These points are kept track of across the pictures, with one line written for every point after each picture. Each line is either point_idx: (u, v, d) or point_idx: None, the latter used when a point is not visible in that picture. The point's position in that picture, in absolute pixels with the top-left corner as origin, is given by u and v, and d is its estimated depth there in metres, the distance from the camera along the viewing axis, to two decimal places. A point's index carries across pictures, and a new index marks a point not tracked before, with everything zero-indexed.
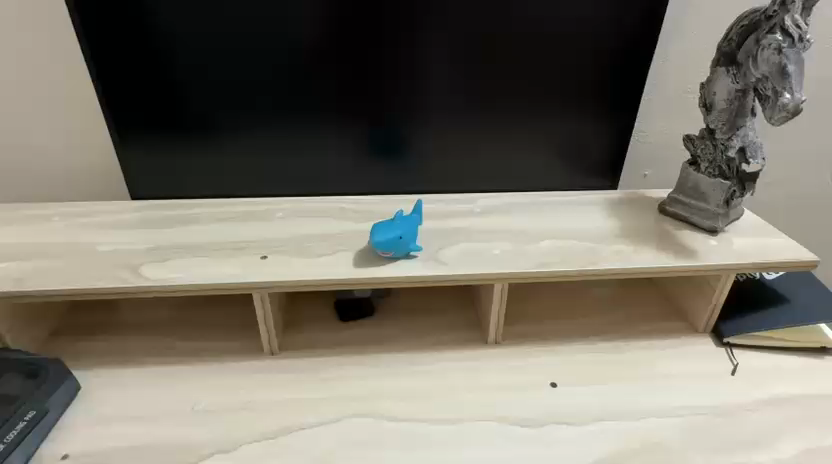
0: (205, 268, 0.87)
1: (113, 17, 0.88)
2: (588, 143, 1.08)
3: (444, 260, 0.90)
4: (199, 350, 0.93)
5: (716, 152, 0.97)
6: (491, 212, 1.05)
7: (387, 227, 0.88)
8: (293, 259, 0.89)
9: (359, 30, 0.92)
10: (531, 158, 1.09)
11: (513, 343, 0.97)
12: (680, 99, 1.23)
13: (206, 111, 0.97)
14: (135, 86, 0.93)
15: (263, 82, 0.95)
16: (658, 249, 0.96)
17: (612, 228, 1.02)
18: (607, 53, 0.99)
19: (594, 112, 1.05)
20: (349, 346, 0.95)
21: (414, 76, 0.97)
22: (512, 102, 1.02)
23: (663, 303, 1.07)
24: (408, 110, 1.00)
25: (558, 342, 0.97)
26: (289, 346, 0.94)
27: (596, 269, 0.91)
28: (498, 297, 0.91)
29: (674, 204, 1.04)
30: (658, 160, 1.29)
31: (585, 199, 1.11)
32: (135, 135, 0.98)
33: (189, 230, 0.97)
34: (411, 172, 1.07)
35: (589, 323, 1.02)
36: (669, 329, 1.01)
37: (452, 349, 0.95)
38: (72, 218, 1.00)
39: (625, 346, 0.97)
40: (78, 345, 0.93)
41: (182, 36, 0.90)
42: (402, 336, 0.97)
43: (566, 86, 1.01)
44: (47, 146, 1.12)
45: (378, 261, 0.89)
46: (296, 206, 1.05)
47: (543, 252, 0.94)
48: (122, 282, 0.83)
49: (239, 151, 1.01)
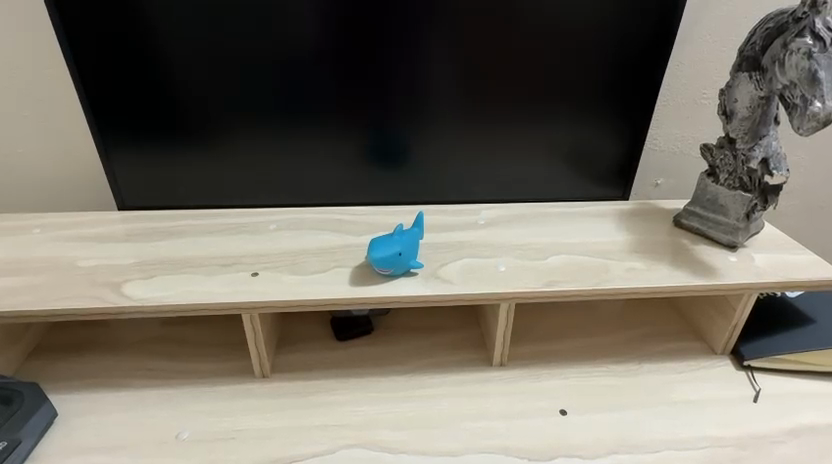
0: (191, 285, 0.82)
1: (96, 16, 0.82)
2: (599, 151, 1.03)
3: (447, 278, 0.84)
4: (187, 371, 0.88)
5: (736, 162, 0.91)
6: (497, 224, 1.00)
7: (386, 242, 0.83)
8: (285, 276, 0.84)
9: (358, 30, 0.87)
10: (540, 166, 1.03)
11: (520, 365, 0.91)
12: (696, 105, 1.16)
13: (194, 117, 0.91)
14: (121, 90, 0.88)
15: (255, 85, 0.90)
16: (674, 266, 0.90)
17: (625, 242, 0.97)
18: (620, 56, 0.93)
19: (606, 118, 0.99)
20: (346, 367, 0.89)
21: (417, 78, 0.92)
22: (520, 106, 0.96)
23: (678, 322, 1.01)
24: (410, 114, 0.95)
25: (567, 364, 0.92)
26: (282, 367, 0.89)
27: (609, 289, 0.85)
28: (504, 318, 0.86)
29: (689, 217, 0.99)
30: (672, 170, 1.23)
31: (595, 211, 1.06)
32: (121, 142, 0.92)
33: (178, 243, 0.92)
34: (411, 181, 1.02)
35: (600, 342, 0.96)
36: (685, 350, 0.95)
37: (455, 371, 0.89)
38: (55, 229, 0.95)
39: (639, 369, 0.91)
40: (58, 366, 0.87)
41: (169, 37, 0.85)
42: (402, 357, 0.92)
43: (578, 90, 0.96)
44: (32, 154, 1.07)
45: (376, 279, 0.84)
46: (292, 217, 1.00)
47: (552, 269, 0.88)
48: (102, 302, 0.78)
49: (231, 160, 0.96)
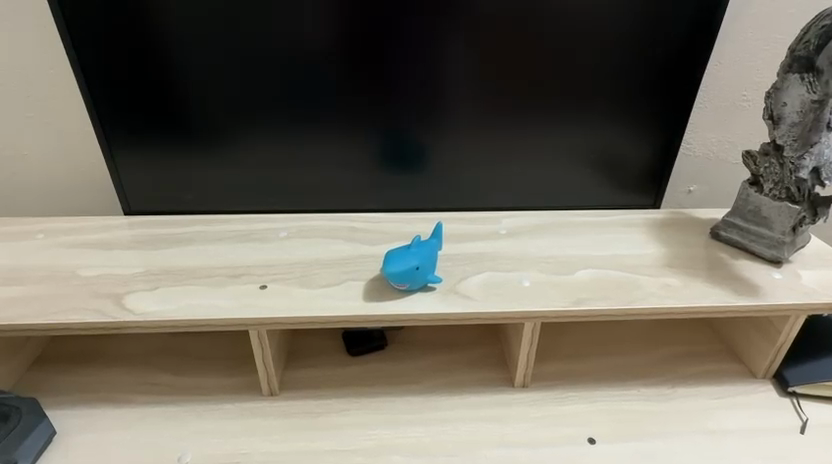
0: (196, 298, 0.77)
1: (99, 13, 0.78)
2: (630, 157, 0.96)
3: (466, 294, 0.79)
4: (192, 387, 0.83)
5: (783, 171, 0.84)
6: (520, 234, 0.94)
7: (403, 255, 0.77)
8: (295, 289, 0.79)
9: (375, 27, 0.81)
10: (567, 172, 0.97)
11: (543, 386, 0.85)
12: (735, 108, 1.09)
13: (202, 119, 0.87)
14: (126, 91, 0.84)
15: (266, 86, 0.85)
16: (713, 284, 0.83)
17: (658, 256, 0.90)
18: (657, 56, 0.87)
19: (639, 122, 0.92)
20: (358, 385, 0.84)
21: (437, 79, 0.86)
22: (547, 108, 0.90)
23: (713, 341, 0.94)
24: (428, 116, 0.89)
25: (595, 386, 0.86)
26: (292, 385, 0.84)
27: (642, 309, 0.78)
28: (529, 337, 0.80)
29: (729, 229, 0.91)
30: (706, 176, 1.15)
31: (625, 221, 0.99)
32: (126, 145, 0.88)
33: (184, 252, 0.88)
34: (429, 187, 0.96)
35: (629, 363, 0.90)
36: (721, 373, 0.89)
37: (475, 391, 0.84)
38: (57, 235, 0.91)
39: (672, 393, 0.85)
40: (60, 379, 0.84)
41: (175, 35, 0.80)
42: (417, 375, 0.86)
43: (609, 93, 0.89)
44: (39, 156, 1.04)
45: (391, 294, 0.79)
46: (303, 224, 0.95)
47: (580, 285, 0.82)
48: (102, 315, 0.74)
49: (240, 165, 0.91)
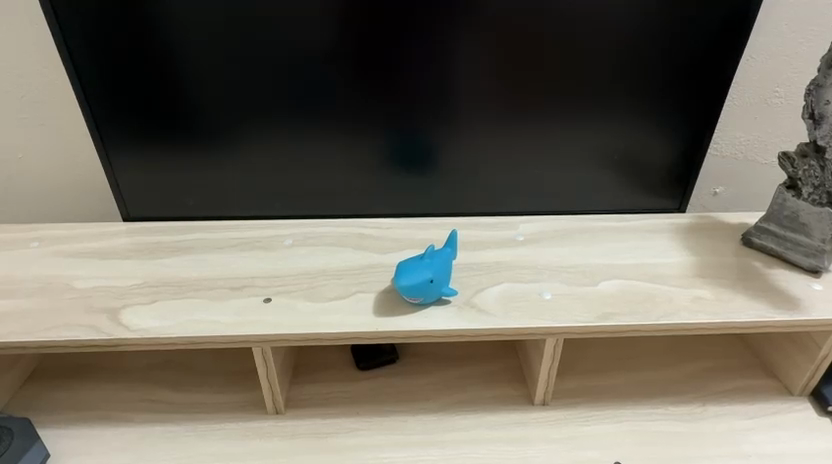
0: (196, 314, 0.73)
1: (92, 6, 0.73)
2: (656, 158, 0.90)
3: (483, 308, 0.74)
4: (193, 405, 0.79)
5: (824, 174, 0.78)
6: (539, 241, 0.88)
7: (415, 267, 0.72)
8: (301, 303, 0.75)
9: (384, 21, 0.76)
10: (588, 173, 0.91)
11: (565, 404, 0.80)
12: (766, 105, 1.02)
13: (202, 120, 0.82)
14: (122, 91, 0.79)
15: (268, 85, 0.79)
16: (747, 296, 0.78)
17: (686, 265, 0.84)
18: (687, 49, 0.80)
19: (667, 121, 0.86)
20: (369, 402, 0.80)
21: (450, 74, 0.80)
22: (568, 106, 0.84)
23: (744, 355, 0.89)
24: (441, 115, 0.83)
25: (620, 404, 0.80)
26: (298, 402, 0.80)
27: (672, 325, 0.73)
28: (550, 354, 0.75)
29: (762, 235, 0.86)
30: (733, 177, 1.09)
31: (650, 225, 0.93)
32: (122, 148, 0.83)
33: (184, 261, 0.83)
34: (441, 191, 0.91)
35: (657, 378, 0.85)
36: (755, 389, 0.83)
37: (492, 410, 0.79)
38: (52, 244, 0.86)
39: (702, 412, 0.80)
40: (55, 396, 0.80)
41: (172, 30, 0.75)
42: (430, 392, 0.82)
43: (634, 90, 0.83)
44: (35, 160, 1.00)
45: (403, 309, 0.74)
46: (308, 231, 0.90)
47: (605, 298, 0.76)
48: (97, 332, 0.70)
49: (241, 169, 0.86)
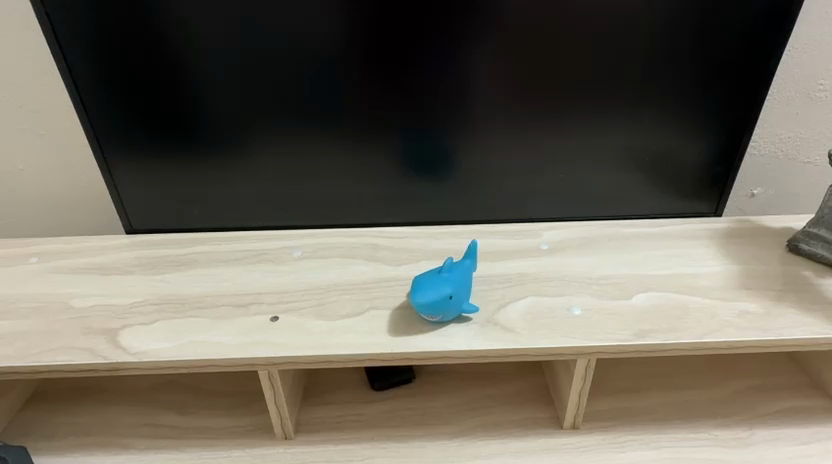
0: (199, 335, 0.68)
1: (86, 5, 0.68)
2: (690, 158, 0.83)
3: (508, 326, 0.68)
4: (198, 430, 0.74)
5: None
6: (564, 250, 0.82)
7: (433, 283, 0.67)
8: (310, 322, 0.69)
9: (397, 17, 0.70)
10: (616, 176, 0.84)
11: (597, 428, 0.74)
12: (809, 100, 0.95)
13: (203, 126, 0.77)
14: (119, 97, 0.74)
15: (274, 88, 0.74)
16: (798, 309, 0.71)
17: (727, 275, 0.77)
18: (726, 40, 0.74)
19: (705, 118, 0.79)
20: (384, 427, 0.74)
21: (468, 71, 0.74)
22: (595, 103, 0.77)
23: (792, 371, 0.82)
24: (458, 116, 0.77)
25: (657, 428, 0.74)
26: (309, 426, 0.74)
27: (717, 343, 0.67)
28: (581, 375, 0.68)
29: (811, 241, 0.78)
30: (772, 178, 1.02)
31: (685, 231, 0.86)
32: (121, 157, 0.79)
33: (187, 277, 0.79)
34: (458, 197, 0.85)
35: (696, 398, 0.78)
36: (806, 411, 0.76)
37: (516, 435, 0.73)
38: (52, 259, 0.83)
39: (749, 437, 0.72)
40: (54, 422, 0.76)
41: (171, 30, 0.70)
42: (450, 415, 0.76)
43: (668, 86, 0.76)
44: (34, 173, 0.97)
45: (419, 328, 0.68)
46: (318, 241, 0.85)
47: (640, 314, 0.70)
48: (94, 357, 0.66)
49: (247, 178, 0.81)
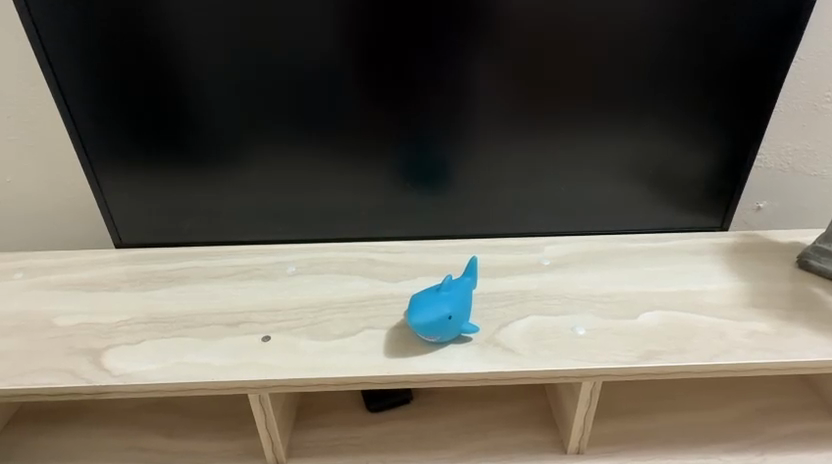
0: (187, 356, 0.65)
1: (74, 13, 0.66)
2: (696, 171, 0.80)
3: (509, 347, 0.65)
4: (186, 454, 0.71)
5: None
6: (567, 266, 0.80)
7: (431, 302, 0.64)
8: (304, 342, 0.67)
9: (395, 26, 0.68)
10: (619, 189, 0.82)
11: (603, 453, 0.71)
12: (816, 112, 0.93)
13: (194, 137, 0.74)
14: (109, 107, 0.72)
15: (267, 98, 0.72)
16: (809, 328, 0.68)
17: (736, 292, 0.75)
18: (732, 50, 0.72)
19: (710, 129, 0.77)
20: (380, 451, 0.71)
21: (468, 79, 0.72)
22: (599, 114, 0.75)
23: (803, 392, 0.79)
24: (457, 127, 0.75)
25: (665, 452, 0.71)
26: (302, 451, 0.71)
27: (727, 366, 0.64)
28: (586, 399, 0.66)
29: (821, 257, 0.76)
30: (778, 191, 1.00)
31: (691, 245, 0.84)
32: (110, 169, 0.77)
33: (177, 294, 0.76)
34: (457, 211, 0.82)
35: (705, 421, 0.75)
36: (819, 433, 0.73)
37: (518, 460, 0.70)
38: (37, 275, 0.80)
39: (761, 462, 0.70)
40: (36, 446, 0.73)
41: (163, 39, 0.68)
42: (448, 439, 0.73)
43: (673, 96, 0.74)
44: (22, 185, 0.95)
45: (417, 349, 0.65)
46: (313, 256, 0.82)
47: (647, 334, 0.67)
48: (77, 379, 0.63)
49: (240, 191, 0.79)
